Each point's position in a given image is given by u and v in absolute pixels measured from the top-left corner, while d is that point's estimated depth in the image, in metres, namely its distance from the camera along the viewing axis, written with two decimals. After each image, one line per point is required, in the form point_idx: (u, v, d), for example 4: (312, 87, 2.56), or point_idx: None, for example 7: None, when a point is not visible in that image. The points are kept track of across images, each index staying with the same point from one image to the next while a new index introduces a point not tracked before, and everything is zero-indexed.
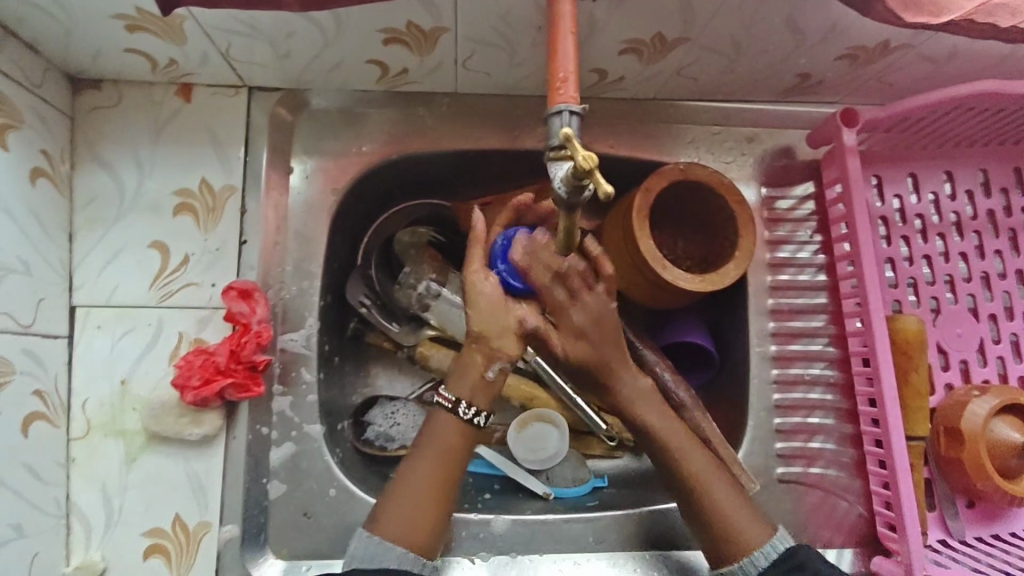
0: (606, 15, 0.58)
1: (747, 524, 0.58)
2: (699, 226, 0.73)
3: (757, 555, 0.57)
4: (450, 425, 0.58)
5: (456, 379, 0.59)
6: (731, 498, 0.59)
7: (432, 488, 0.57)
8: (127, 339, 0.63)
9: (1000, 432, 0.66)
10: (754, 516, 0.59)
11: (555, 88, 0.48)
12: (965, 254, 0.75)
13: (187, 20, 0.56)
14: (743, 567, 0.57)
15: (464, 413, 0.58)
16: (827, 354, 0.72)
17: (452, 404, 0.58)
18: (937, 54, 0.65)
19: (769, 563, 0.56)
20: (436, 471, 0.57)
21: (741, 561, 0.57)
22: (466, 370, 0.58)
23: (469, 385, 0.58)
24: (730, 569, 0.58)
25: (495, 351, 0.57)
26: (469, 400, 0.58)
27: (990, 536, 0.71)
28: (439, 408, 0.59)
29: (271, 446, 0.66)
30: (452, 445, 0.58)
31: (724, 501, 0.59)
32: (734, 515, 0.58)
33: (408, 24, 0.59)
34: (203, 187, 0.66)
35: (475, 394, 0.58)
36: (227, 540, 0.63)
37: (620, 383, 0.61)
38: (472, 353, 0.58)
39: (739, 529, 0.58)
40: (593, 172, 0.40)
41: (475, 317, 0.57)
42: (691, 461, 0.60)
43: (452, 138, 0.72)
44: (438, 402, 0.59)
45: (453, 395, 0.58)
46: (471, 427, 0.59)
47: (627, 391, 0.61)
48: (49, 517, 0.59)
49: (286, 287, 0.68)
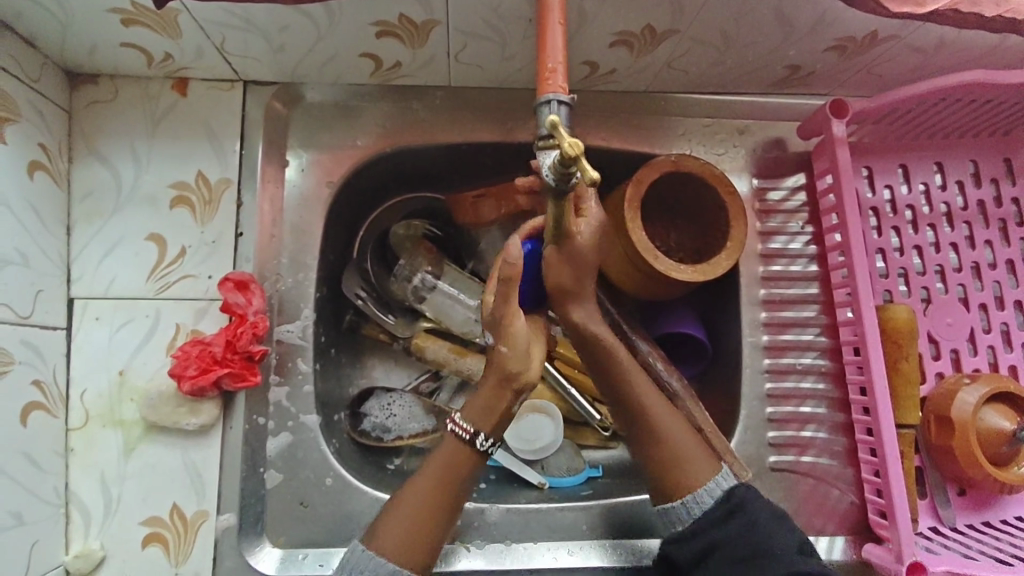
0: (596, 7, 0.59)
1: (697, 465, 0.59)
2: (691, 217, 0.74)
3: (700, 492, 0.58)
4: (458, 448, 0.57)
5: (474, 410, 0.56)
6: (681, 437, 0.60)
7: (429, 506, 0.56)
8: (124, 331, 0.64)
9: (990, 419, 0.67)
10: (702, 455, 0.60)
11: (544, 78, 0.48)
12: (955, 244, 0.75)
13: (182, 13, 0.57)
14: (684, 503, 0.58)
15: (482, 444, 0.57)
16: (819, 344, 0.73)
17: (470, 435, 0.56)
18: (925, 45, 0.65)
19: (713, 501, 0.58)
20: (440, 487, 0.56)
21: (683, 498, 0.59)
22: (490, 404, 0.56)
23: (493, 419, 0.56)
24: (674, 506, 0.59)
25: (522, 382, 0.56)
26: (488, 433, 0.57)
27: (981, 524, 0.72)
28: (457, 440, 0.57)
29: (267, 437, 0.66)
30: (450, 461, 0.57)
31: (676, 439, 0.60)
32: (683, 453, 0.59)
33: (401, 18, 0.60)
34: (199, 180, 0.67)
35: (495, 428, 0.57)
36: (225, 528, 0.64)
37: (582, 309, 0.58)
38: (500, 391, 0.56)
39: (687, 469, 0.59)
40: (578, 159, 0.41)
41: (507, 354, 0.54)
42: (645, 397, 0.60)
43: (445, 131, 0.72)
44: (452, 432, 0.57)
45: (472, 426, 0.57)
46: (486, 455, 0.58)
47: (586, 315, 0.59)
48: (48, 505, 0.59)
49: (281, 279, 0.69)
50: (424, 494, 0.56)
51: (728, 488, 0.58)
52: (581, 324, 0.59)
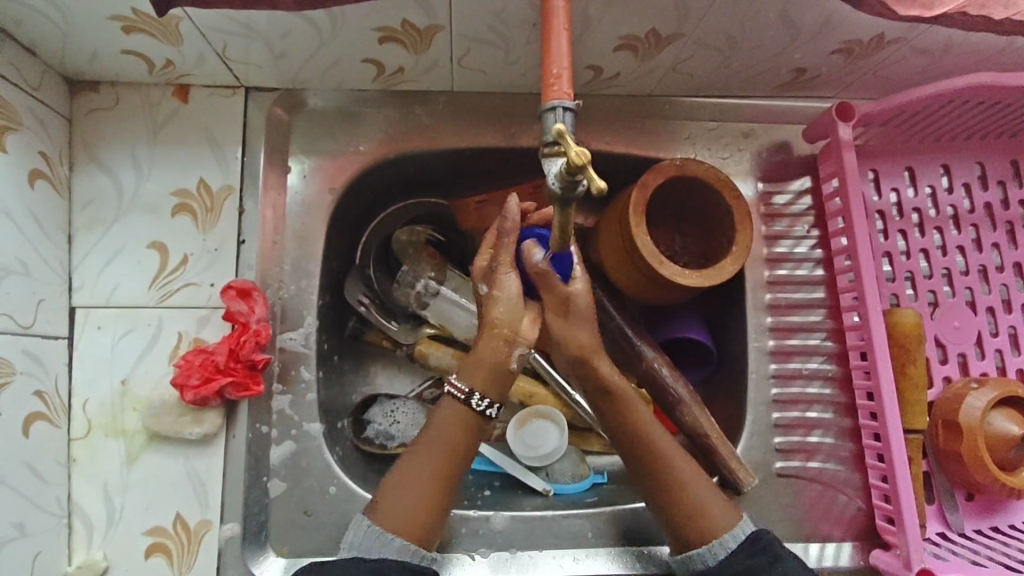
0: (601, 11, 0.58)
1: (717, 510, 0.59)
2: (696, 220, 0.73)
3: (726, 538, 0.58)
4: (454, 412, 0.59)
5: (468, 369, 0.59)
6: (699, 486, 0.60)
7: (431, 477, 0.57)
8: (126, 340, 0.64)
9: (997, 424, 0.66)
10: (721, 501, 0.60)
11: (549, 85, 0.48)
12: (962, 247, 0.75)
13: (183, 20, 0.56)
14: (712, 549, 0.58)
15: (477, 404, 0.59)
16: (825, 348, 0.73)
17: (465, 394, 0.59)
18: (932, 47, 0.65)
19: (738, 544, 0.58)
20: (440, 460, 0.58)
21: (709, 544, 0.58)
22: (483, 360, 0.59)
23: (486, 374, 0.59)
24: (699, 553, 0.59)
25: (512, 334, 0.59)
26: (482, 392, 0.59)
27: (990, 529, 0.71)
28: (452, 400, 0.59)
29: (271, 445, 0.66)
30: (450, 430, 0.59)
31: (696, 489, 0.60)
32: (702, 499, 0.60)
33: (404, 23, 0.59)
34: (201, 187, 0.66)
35: (488, 385, 0.59)
36: (228, 538, 0.63)
37: (601, 363, 0.61)
38: (489, 343, 0.59)
39: (709, 516, 0.59)
40: (586, 167, 0.40)
41: (497, 306, 0.58)
42: (663, 451, 0.61)
43: (449, 136, 0.72)
44: (448, 392, 0.60)
45: (466, 385, 0.59)
46: (483, 416, 0.59)
47: (607, 370, 0.61)
48: (50, 516, 0.59)
49: (284, 286, 0.68)
50: (426, 467, 0.58)
51: (754, 533, 0.59)
52: (568, 340, 0.60)
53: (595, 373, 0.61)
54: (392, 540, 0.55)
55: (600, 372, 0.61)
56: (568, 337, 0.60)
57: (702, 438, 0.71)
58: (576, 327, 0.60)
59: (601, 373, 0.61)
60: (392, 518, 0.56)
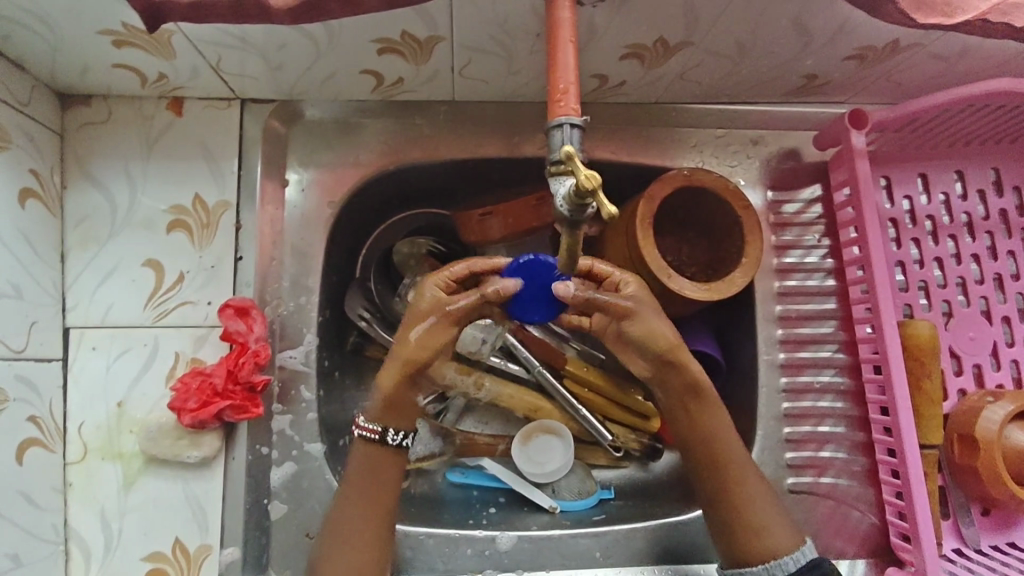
0: (607, 20, 0.56)
1: (777, 531, 0.60)
2: (704, 230, 0.71)
3: (785, 559, 0.59)
4: (377, 453, 0.60)
5: (378, 409, 0.60)
6: (766, 505, 0.61)
7: (368, 514, 0.59)
8: (122, 360, 0.62)
9: (1013, 437, 0.65)
10: (783, 525, 0.61)
11: (555, 101, 0.45)
12: (977, 255, 0.73)
13: (175, 34, 0.54)
14: (769, 568, 0.58)
15: (393, 440, 0.61)
16: (837, 361, 0.71)
17: (379, 435, 0.60)
18: (948, 52, 0.63)
19: (797, 568, 0.58)
20: (373, 495, 0.60)
21: (767, 563, 0.59)
22: (393, 399, 0.60)
23: (396, 414, 0.60)
24: (754, 571, 0.59)
25: (418, 374, 0.59)
26: (398, 428, 0.61)
27: (1006, 544, 0.70)
28: (368, 442, 0.60)
29: (271, 467, 0.64)
30: (376, 465, 0.60)
31: (762, 508, 0.61)
32: (767, 518, 0.60)
33: (404, 34, 0.57)
34: (197, 203, 0.64)
35: (398, 420, 0.61)
36: (229, 563, 0.62)
37: (690, 364, 0.61)
38: (400, 386, 0.59)
39: (772, 535, 0.60)
40: (596, 191, 0.38)
41: (424, 344, 0.58)
42: (732, 461, 0.62)
43: (451, 146, 0.70)
44: (361, 435, 0.60)
45: (378, 426, 0.60)
46: (401, 450, 0.61)
47: (693, 373, 0.61)
48: (46, 544, 0.57)
49: (283, 303, 0.67)
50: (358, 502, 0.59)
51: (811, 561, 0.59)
52: (650, 338, 0.58)
53: (686, 368, 0.61)
54: None
55: (689, 370, 0.61)
56: (650, 334, 0.58)
57: None
58: (650, 322, 0.58)
59: (687, 370, 0.61)
60: (337, 553, 0.58)
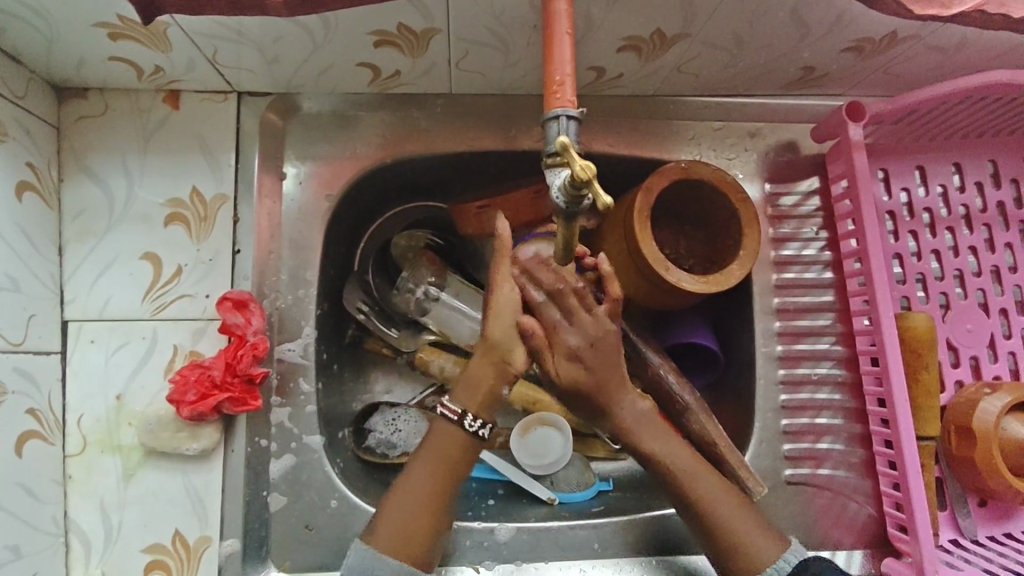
0: (604, 11, 0.56)
1: (757, 541, 0.57)
2: (700, 224, 0.72)
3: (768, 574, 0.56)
4: (446, 433, 0.58)
5: (459, 392, 0.58)
6: (746, 516, 0.58)
7: (431, 501, 0.56)
8: (121, 353, 0.62)
9: (1010, 429, 0.64)
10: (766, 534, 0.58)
11: (552, 92, 0.46)
12: (974, 248, 0.73)
13: (171, 26, 0.54)
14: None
15: (470, 426, 0.57)
16: (835, 353, 0.71)
17: (455, 417, 0.57)
18: (946, 44, 0.63)
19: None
20: (437, 484, 0.56)
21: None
22: (476, 383, 0.58)
23: (477, 397, 0.58)
24: None
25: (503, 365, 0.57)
26: (476, 413, 0.57)
27: (1002, 535, 0.70)
28: (445, 421, 0.58)
29: (270, 459, 0.65)
30: (444, 451, 0.57)
31: (737, 518, 0.58)
32: (743, 526, 0.58)
33: (400, 26, 0.57)
34: (194, 196, 0.64)
35: (479, 407, 0.58)
36: (228, 554, 0.62)
37: (621, 409, 0.60)
38: (482, 368, 0.58)
39: (750, 543, 0.57)
40: (591, 182, 0.38)
41: (494, 326, 0.56)
42: (696, 478, 0.60)
43: (449, 140, 0.70)
44: (441, 413, 0.58)
45: (458, 407, 0.57)
46: (475, 438, 0.58)
47: (628, 419, 0.60)
48: (45, 535, 0.58)
49: (282, 296, 0.67)
50: (421, 484, 0.56)
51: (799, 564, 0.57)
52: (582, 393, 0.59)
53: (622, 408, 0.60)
54: (386, 558, 0.53)
55: (622, 412, 0.60)
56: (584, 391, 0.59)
57: (710, 446, 0.68)
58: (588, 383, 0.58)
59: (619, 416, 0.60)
60: (382, 531, 0.55)
